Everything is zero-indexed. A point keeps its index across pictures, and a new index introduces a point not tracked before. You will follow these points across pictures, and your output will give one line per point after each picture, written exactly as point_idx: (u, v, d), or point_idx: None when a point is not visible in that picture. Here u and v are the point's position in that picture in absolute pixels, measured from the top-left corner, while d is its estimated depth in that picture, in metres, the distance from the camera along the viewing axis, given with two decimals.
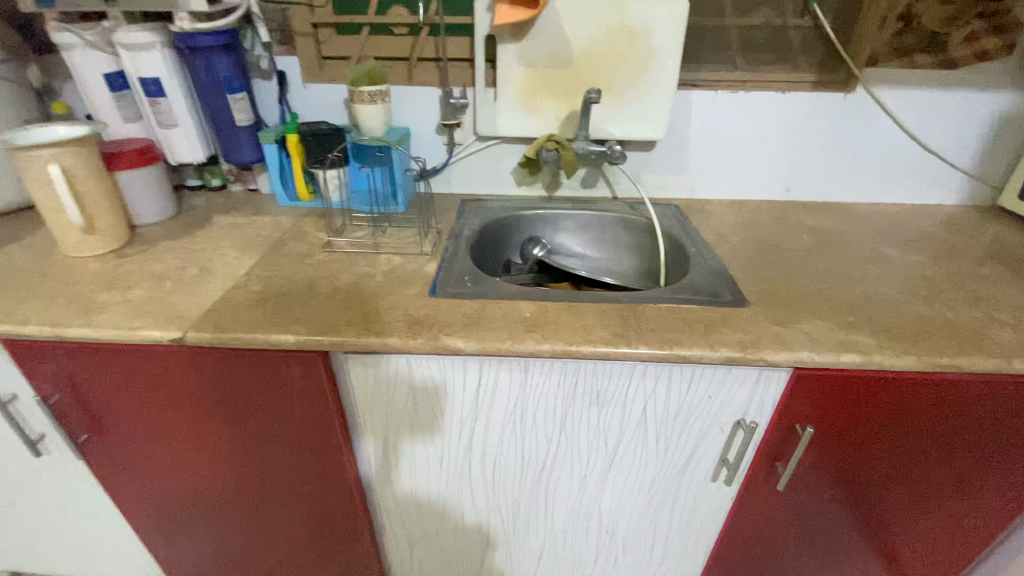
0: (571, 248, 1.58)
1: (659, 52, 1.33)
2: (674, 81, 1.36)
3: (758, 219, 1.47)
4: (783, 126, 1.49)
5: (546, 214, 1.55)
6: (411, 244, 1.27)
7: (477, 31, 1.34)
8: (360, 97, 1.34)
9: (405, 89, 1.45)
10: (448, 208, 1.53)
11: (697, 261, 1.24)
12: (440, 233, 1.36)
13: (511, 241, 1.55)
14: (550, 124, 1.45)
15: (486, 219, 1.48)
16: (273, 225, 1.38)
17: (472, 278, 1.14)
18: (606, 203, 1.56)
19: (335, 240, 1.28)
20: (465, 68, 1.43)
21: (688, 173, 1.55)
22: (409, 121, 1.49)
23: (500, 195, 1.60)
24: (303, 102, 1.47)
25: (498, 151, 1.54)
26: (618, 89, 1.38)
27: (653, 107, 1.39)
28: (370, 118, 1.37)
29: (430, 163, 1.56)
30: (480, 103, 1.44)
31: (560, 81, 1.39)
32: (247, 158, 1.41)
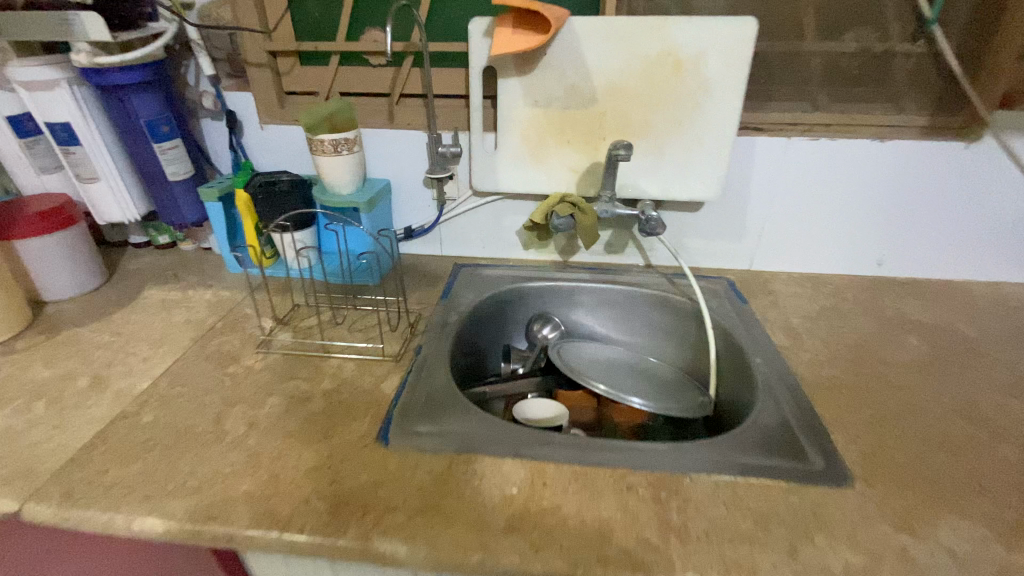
0: (591, 330, 1.23)
1: (713, 89, 0.99)
2: (734, 126, 1.01)
3: (842, 308, 1.10)
4: (878, 181, 1.12)
5: (559, 287, 1.21)
6: (373, 343, 0.95)
7: (472, 61, 1.03)
8: (319, 147, 1.03)
9: (383, 133, 1.14)
10: (435, 278, 1.21)
11: (765, 383, 0.88)
12: (416, 319, 1.04)
13: (514, 320, 1.21)
14: (567, 178, 1.11)
15: (481, 294, 1.15)
16: (211, 302, 1.09)
17: (445, 407, 0.81)
18: (638, 275, 1.21)
19: (277, 333, 0.98)
20: (459, 106, 1.12)
21: (746, 239, 1.19)
22: (389, 171, 1.19)
23: (503, 260, 1.28)
24: (261, 146, 1.18)
25: (500, 208, 1.22)
26: (655, 135, 1.04)
27: (704, 159, 1.04)
28: (334, 173, 1.06)
29: (417, 222, 1.25)
30: (476, 151, 1.12)
31: (579, 125, 1.06)
32: (188, 219, 1.14)
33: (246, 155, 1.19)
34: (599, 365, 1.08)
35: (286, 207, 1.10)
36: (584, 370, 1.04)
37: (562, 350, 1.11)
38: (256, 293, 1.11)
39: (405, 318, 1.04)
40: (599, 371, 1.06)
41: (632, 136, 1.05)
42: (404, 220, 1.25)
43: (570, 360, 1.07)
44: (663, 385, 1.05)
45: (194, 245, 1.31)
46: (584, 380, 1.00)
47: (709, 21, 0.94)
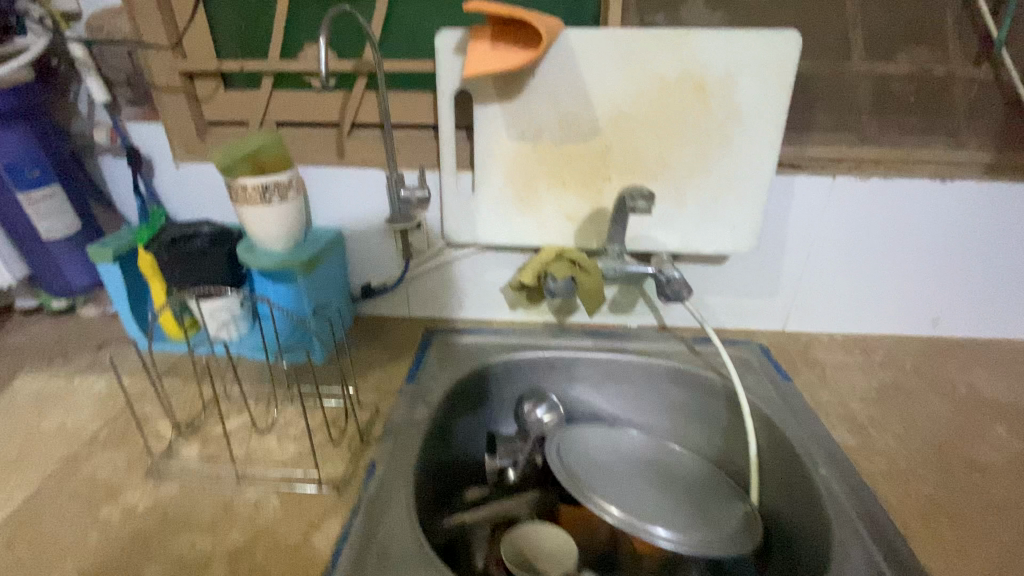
0: (596, 408, 0.99)
1: (746, 119, 0.78)
2: (772, 165, 0.80)
3: (906, 386, 0.88)
4: (940, 228, 0.91)
5: (556, 358, 0.97)
6: (310, 461, 0.70)
7: (440, 83, 0.81)
8: (242, 196, 0.79)
9: (333, 171, 0.91)
10: (401, 349, 0.96)
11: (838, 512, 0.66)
12: (373, 416, 0.79)
13: (499, 399, 0.97)
14: (563, 226, 0.88)
15: (460, 374, 0.90)
16: (100, 397, 0.82)
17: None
18: (653, 340, 0.99)
19: (180, 447, 0.72)
20: (426, 139, 0.89)
21: (779, 296, 0.99)
22: (340, 216, 0.94)
23: (485, 322, 1.04)
24: (177, 190, 0.94)
25: (480, 261, 0.99)
26: (673, 176, 0.83)
27: (734, 205, 0.83)
28: (264, 227, 0.82)
29: (377, 278, 1.01)
30: (448, 193, 0.89)
31: (577, 163, 0.84)
32: (76, 283, 0.91)
33: (161, 202, 0.95)
34: (611, 465, 0.84)
35: (202, 269, 0.86)
36: (595, 479, 0.80)
37: (564, 446, 0.86)
38: (163, 381, 0.85)
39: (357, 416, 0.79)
40: (612, 478, 0.82)
41: (645, 177, 0.83)
42: (362, 276, 1.01)
43: (576, 462, 0.83)
44: (692, 492, 0.82)
45: (98, 309, 1.03)
46: (595, 498, 0.76)
47: (739, 35, 0.74)
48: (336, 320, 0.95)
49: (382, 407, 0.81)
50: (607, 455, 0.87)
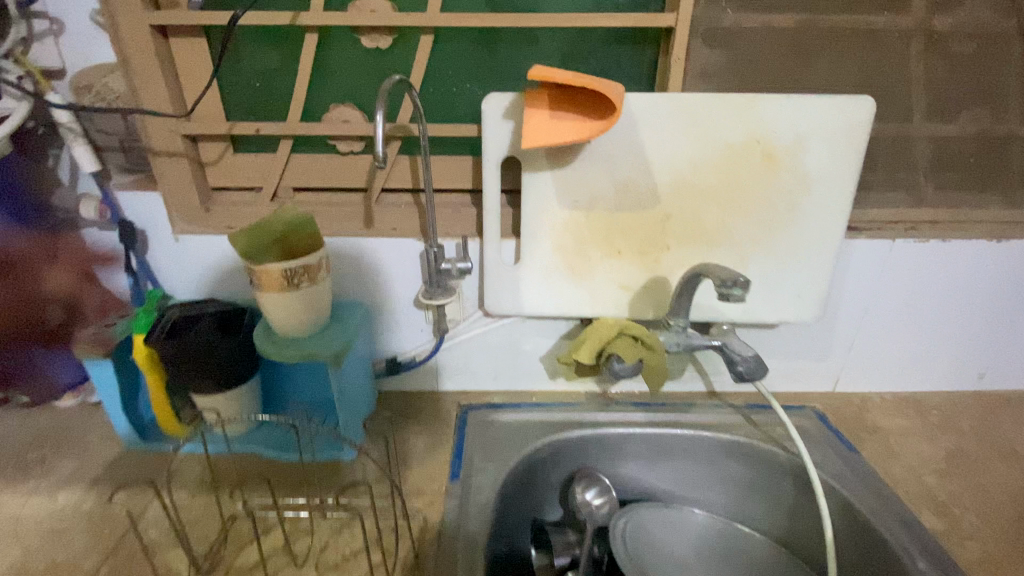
0: (647, 485, 0.93)
1: (814, 186, 0.74)
2: (839, 232, 0.76)
3: (973, 453, 0.84)
4: (994, 287, 0.89)
5: (606, 434, 0.90)
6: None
7: (486, 150, 0.73)
8: (267, 283, 0.69)
9: (364, 242, 0.82)
10: (437, 434, 0.86)
11: None
12: (425, 527, 0.70)
13: (545, 483, 0.89)
14: (616, 297, 0.82)
15: (510, 464, 0.81)
16: (93, 519, 0.70)
17: None
18: (707, 410, 0.94)
19: None
20: (465, 205, 0.82)
21: (830, 357, 0.95)
22: (367, 289, 0.86)
23: (524, 394, 0.96)
24: (177, 265, 0.83)
25: (521, 330, 0.90)
26: (736, 245, 0.78)
27: (797, 273, 0.79)
28: (290, 314, 0.72)
29: (405, 352, 0.91)
30: (491, 264, 0.81)
31: (634, 232, 0.78)
32: (61, 381, 0.85)
33: (156, 280, 0.84)
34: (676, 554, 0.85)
35: (213, 364, 0.74)
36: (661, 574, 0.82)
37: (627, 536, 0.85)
38: (168, 494, 0.73)
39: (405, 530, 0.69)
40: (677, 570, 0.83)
41: (707, 246, 0.78)
42: (389, 350, 0.91)
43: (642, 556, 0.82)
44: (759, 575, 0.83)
45: (75, 399, 0.88)
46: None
47: (809, 102, 0.70)
48: (365, 403, 0.85)
49: (430, 516, 0.71)
50: (671, 541, 0.87)
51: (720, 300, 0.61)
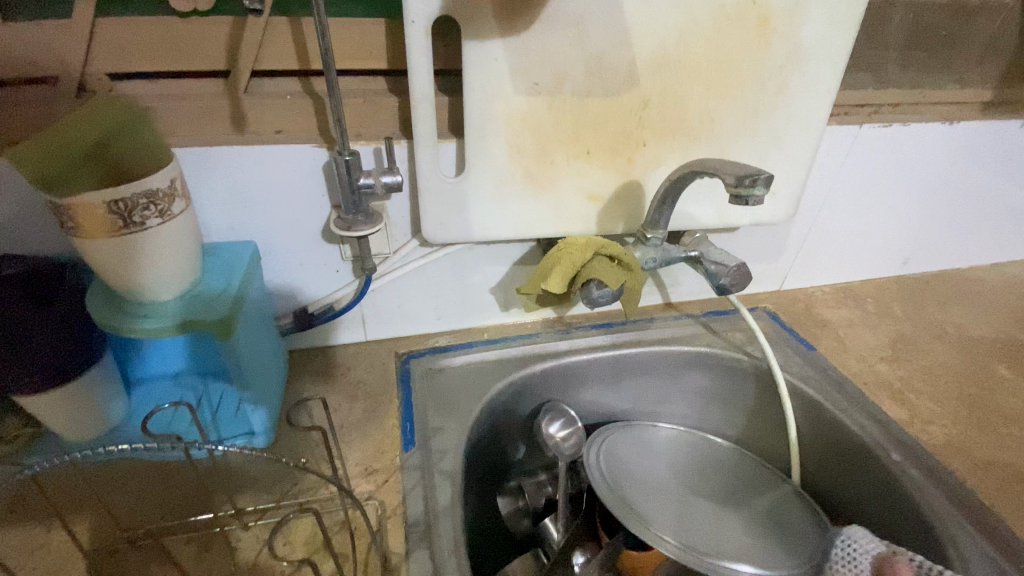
0: (608, 409, 0.86)
1: (806, 62, 0.63)
2: (824, 117, 0.67)
3: (909, 336, 0.88)
4: (941, 171, 0.87)
5: (568, 364, 0.80)
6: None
7: (410, 8, 0.51)
8: (87, 222, 0.44)
9: (237, 155, 0.58)
10: (378, 394, 0.71)
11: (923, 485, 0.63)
12: (385, 510, 0.57)
13: (507, 427, 0.77)
14: (584, 210, 0.68)
15: (470, 417, 0.68)
16: None
17: None
18: (667, 324, 0.88)
19: None
20: (380, 92, 0.59)
21: (783, 257, 0.91)
22: (253, 220, 0.62)
23: (472, 332, 0.82)
24: None
25: (464, 260, 0.75)
26: (719, 137, 0.66)
27: (776, 168, 0.70)
28: (140, 267, 0.48)
29: (319, 300, 0.71)
30: (427, 175, 0.61)
31: (606, 124, 0.62)
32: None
33: None
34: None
35: (40, 350, 0.49)
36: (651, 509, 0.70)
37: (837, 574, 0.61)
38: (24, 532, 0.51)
39: (362, 520, 0.55)
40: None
41: (686, 140, 0.65)
42: (296, 298, 0.70)
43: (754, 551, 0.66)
44: (744, 497, 0.77)
45: None
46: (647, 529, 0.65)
47: None
48: (274, 370, 0.66)
49: (390, 498, 0.58)
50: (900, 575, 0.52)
51: (732, 204, 0.50)
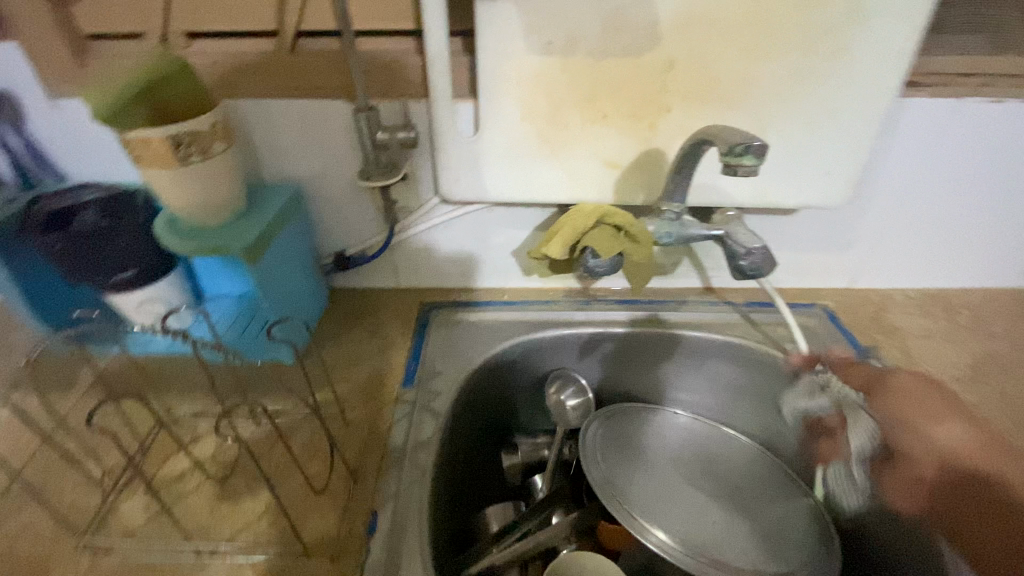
0: (625, 386, 0.84)
1: (872, 18, 0.54)
2: (895, 84, 0.58)
3: (1001, 358, 0.74)
4: None
5: (583, 334, 0.80)
6: (284, 524, 0.54)
7: None
8: (143, 154, 0.54)
9: (284, 107, 0.66)
10: (395, 335, 0.77)
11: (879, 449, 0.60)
12: (374, 433, 0.63)
13: (515, 384, 0.80)
14: (601, 177, 0.66)
15: (471, 367, 0.72)
16: (7, 430, 0.62)
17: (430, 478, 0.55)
18: (700, 308, 0.83)
19: (121, 498, 0.55)
20: (406, 51, 0.63)
21: (852, 250, 0.80)
22: (297, 166, 0.71)
23: (494, 292, 0.85)
24: (61, 137, 0.68)
25: (487, 219, 0.77)
26: (757, 105, 0.60)
27: (829, 143, 0.62)
28: (186, 195, 0.58)
29: (354, 244, 0.79)
30: (442, 132, 0.64)
31: (625, 86, 0.60)
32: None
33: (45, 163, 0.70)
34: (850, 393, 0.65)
35: (122, 251, 0.63)
36: (643, 495, 0.67)
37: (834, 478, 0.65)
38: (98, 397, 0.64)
39: (352, 437, 0.63)
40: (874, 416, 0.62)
41: (716, 106, 0.60)
42: (335, 241, 0.79)
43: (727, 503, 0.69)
44: (748, 499, 0.72)
45: None
46: (637, 520, 0.63)
47: None
48: (308, 301, 0.76)
49: (380, 424, 0.65)
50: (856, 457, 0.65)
51: (724, 174, 0.47)
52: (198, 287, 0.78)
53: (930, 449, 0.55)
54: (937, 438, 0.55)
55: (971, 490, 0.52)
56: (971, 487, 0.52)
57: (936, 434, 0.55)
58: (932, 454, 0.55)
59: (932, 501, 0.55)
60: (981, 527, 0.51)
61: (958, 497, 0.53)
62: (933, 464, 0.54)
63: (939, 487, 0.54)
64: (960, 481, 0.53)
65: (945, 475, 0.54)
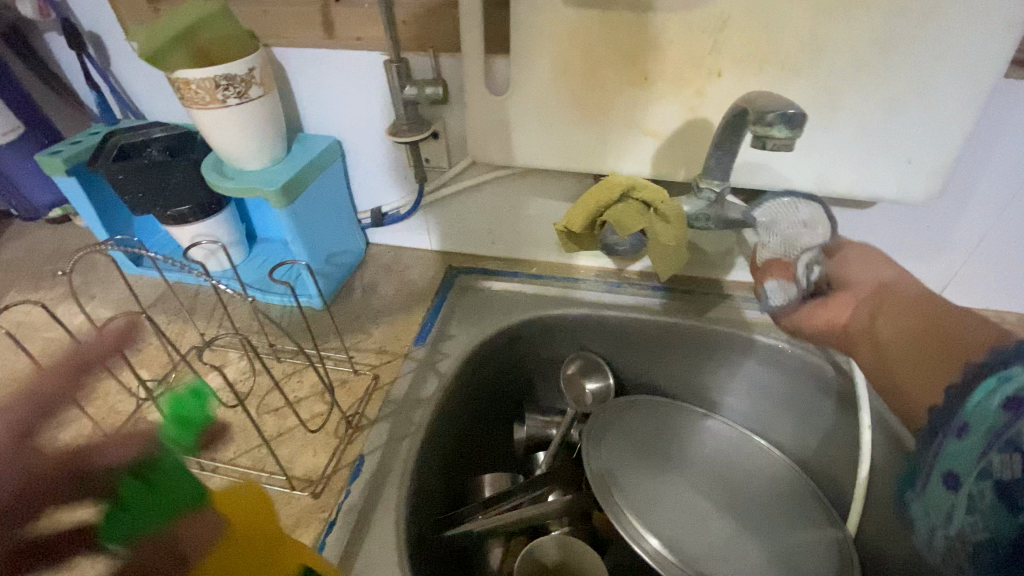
0: (652, 379, 0.78)
1: None
2: (1003, 55, 0.48)
3: None
4: None
5: (609, 317, 0.75)
6: (276, 458, 0.56)
7: None
8: (188, 94, 0.58)
9: (327, 58, 0.67)
10: (418, 295, 0.78)
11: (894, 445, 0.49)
12: (378, 384, 0.65)
13: (533, 360, 0.77)
14: (638, 148, 0.61)
15: (485, 333, 0.72)
16: (76, 337, 0.71)
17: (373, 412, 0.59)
18: (747, 305, 0.75)
19: (152, 410, 0.62)
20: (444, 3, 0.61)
21: (943, 257, 0.68)
22: (337, 118, 0.72)
23: (524, 263, 0.82)
24: (140, 78, 0.74)
25: (519, 186, 0.75)
26: (824, 73, 0.52)
27: (914, 125, 0.53)
28: (224, 136, 0.62)
29: (391, 202, 0.80)
30: (472, 90, 0.61)
31: (668, 44, 0.54)
32: (39, 201, 0.86)
33: (127, 103, 0.78)
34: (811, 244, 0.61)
35: (175, 187, 0.68)
36: (643, 497, 0.63)
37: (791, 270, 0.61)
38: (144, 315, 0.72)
39: (358, 385, 0.65)
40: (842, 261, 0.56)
41: (776, 72, 0.53)
42: (372, 196, 0.80)
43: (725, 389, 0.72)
44: (760, 518, 0.65)
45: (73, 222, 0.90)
46: (630, 522, 0.59)
47: None
48: (341, 252, 0.78)
49: (386, 376, 0.66)
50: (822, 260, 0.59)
51: (753, 144, 0.41)
52: (252, 229, 0.84)
53: (871, 279, 0.53)
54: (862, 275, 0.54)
55: (891, 316, 0.49)
56: (921, 332, 0.46)
57: (870, 273, 0.53)
58: (870, 282, 0.53)
59: (901, 337, 0.47)
60: (913, 373, 0.46)
61: (878, 309, 0.50)
62: (869, 305, 0.51)
63: (895, 327, 0.48)
64: (891, 308, 0.49)
65: (872, 302, 0.51)
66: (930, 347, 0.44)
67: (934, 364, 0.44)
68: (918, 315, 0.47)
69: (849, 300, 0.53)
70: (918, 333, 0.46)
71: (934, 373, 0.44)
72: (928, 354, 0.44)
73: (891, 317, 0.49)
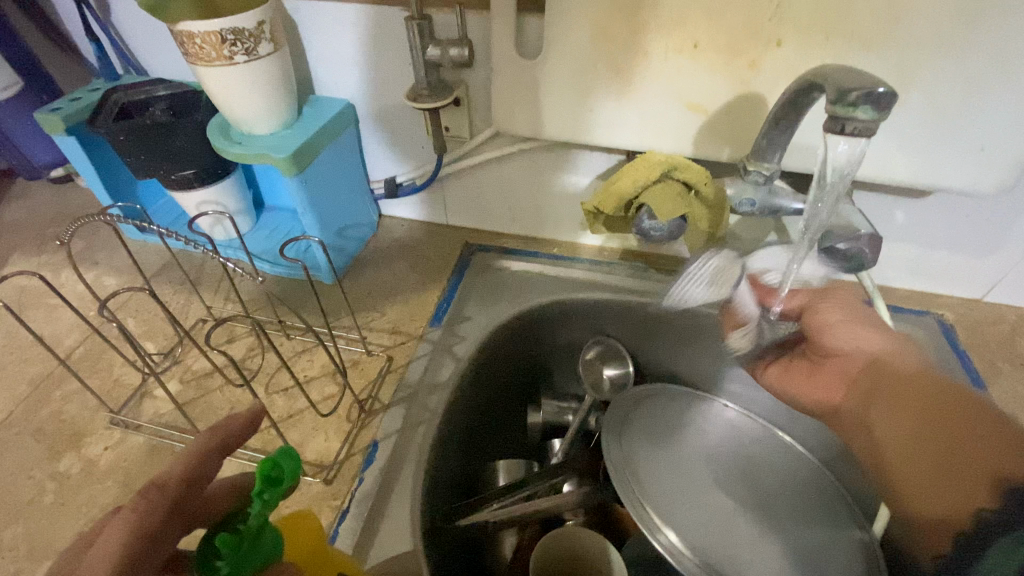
0: (674, 369, 0.74)
1: None
2: None
3: None
4: None
5: (633, 304, 0.71)
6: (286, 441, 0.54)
7: None
8: (192, 49, 0.53)
9: (341, 12, 0.61)
10: (434, 273, 0.74)
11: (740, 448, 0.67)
12: (391, 367, 0.62)
13: (551, 345, 0.74)
14: (680, 123, 0.56)
15: (503, 316, 0.68)
16: (82, 305, 0.69)
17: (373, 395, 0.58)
18: None
19: (158, 386, 0.59)
20: None
21: (998, 254, 0.63)
22: (352, 80, 0.67)
23: (545, 243, 0.78)
24: (141, 31, 0.69)
25: (544, 161, 0.70)
26: (899, 46, 0.46)
27: (994, 110, 0.47)
28: (231, 97, 0.57)
29: (406, 172, 0.75)
30: (500, 53, 0.56)
31: (724, 8, 0.48)
32: (38, 159, 0.82)
33: (128, 57, 0.73)
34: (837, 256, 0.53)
35: (180, 151, 0.64)
36: (661, 490, 0.61)
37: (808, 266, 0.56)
38: (148, 284, 0.70)
39: (370, 366, 0.62)
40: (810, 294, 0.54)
41: (844, 44, 0.47)
42: (387, 166, 0.75)
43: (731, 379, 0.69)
44: (782, 517, 0.63)
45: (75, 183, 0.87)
46: (648, 515, 0.57)
47: None
48: (354, 224, 0.74)
49: (399, 358, 0.63)
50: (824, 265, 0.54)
51: (827, 127, 0.37)
52: (261, 196, 0.80)
53: (860, 350, 0.51)
54: (844, 336, 0.52)
55: (883, 415, 0.48)
56: (936, 435, 0.44)
57: (846, 343, 0.52)
58: (859, 352, 0.51)
59: (901, 438, 0.46)
60: (907, 478, 0.45)
61: (872, 394, 0.49)
62: (863, 387, 0.50)
63: (900, 424, 0.46)
64: (888, 399, 0.48)
65: (864, 386, 0.50)
66: (939, 462, 0.43)
67: (953, 476, 0.41)
68: (923, 415, 0.45)
69: (843, 391, 0.51)
70: (936, 455, 0.43)
71: (939, 482, 0.42)
72: (947, 470, 0.42)
73: (886, 404, 0.48)
